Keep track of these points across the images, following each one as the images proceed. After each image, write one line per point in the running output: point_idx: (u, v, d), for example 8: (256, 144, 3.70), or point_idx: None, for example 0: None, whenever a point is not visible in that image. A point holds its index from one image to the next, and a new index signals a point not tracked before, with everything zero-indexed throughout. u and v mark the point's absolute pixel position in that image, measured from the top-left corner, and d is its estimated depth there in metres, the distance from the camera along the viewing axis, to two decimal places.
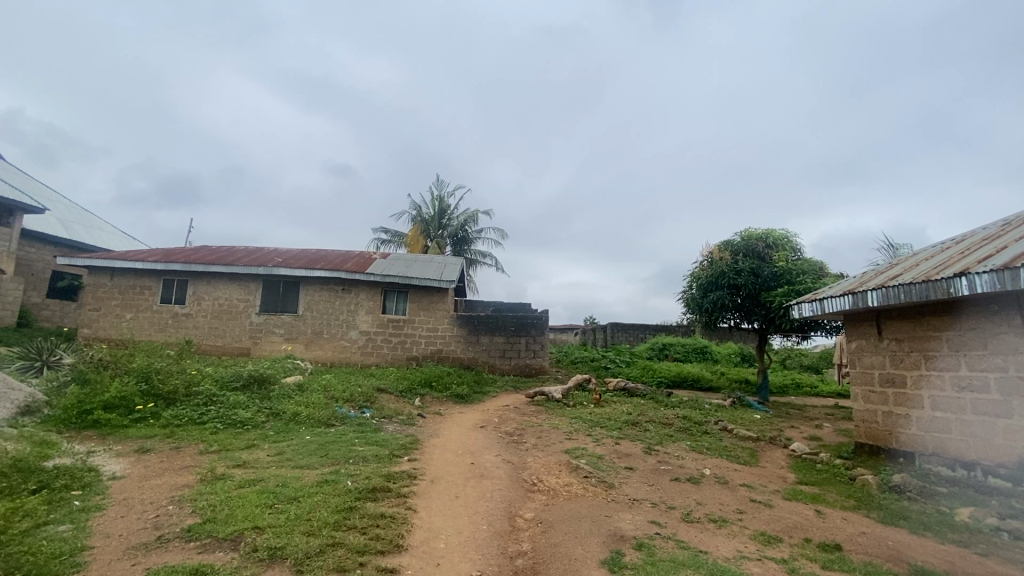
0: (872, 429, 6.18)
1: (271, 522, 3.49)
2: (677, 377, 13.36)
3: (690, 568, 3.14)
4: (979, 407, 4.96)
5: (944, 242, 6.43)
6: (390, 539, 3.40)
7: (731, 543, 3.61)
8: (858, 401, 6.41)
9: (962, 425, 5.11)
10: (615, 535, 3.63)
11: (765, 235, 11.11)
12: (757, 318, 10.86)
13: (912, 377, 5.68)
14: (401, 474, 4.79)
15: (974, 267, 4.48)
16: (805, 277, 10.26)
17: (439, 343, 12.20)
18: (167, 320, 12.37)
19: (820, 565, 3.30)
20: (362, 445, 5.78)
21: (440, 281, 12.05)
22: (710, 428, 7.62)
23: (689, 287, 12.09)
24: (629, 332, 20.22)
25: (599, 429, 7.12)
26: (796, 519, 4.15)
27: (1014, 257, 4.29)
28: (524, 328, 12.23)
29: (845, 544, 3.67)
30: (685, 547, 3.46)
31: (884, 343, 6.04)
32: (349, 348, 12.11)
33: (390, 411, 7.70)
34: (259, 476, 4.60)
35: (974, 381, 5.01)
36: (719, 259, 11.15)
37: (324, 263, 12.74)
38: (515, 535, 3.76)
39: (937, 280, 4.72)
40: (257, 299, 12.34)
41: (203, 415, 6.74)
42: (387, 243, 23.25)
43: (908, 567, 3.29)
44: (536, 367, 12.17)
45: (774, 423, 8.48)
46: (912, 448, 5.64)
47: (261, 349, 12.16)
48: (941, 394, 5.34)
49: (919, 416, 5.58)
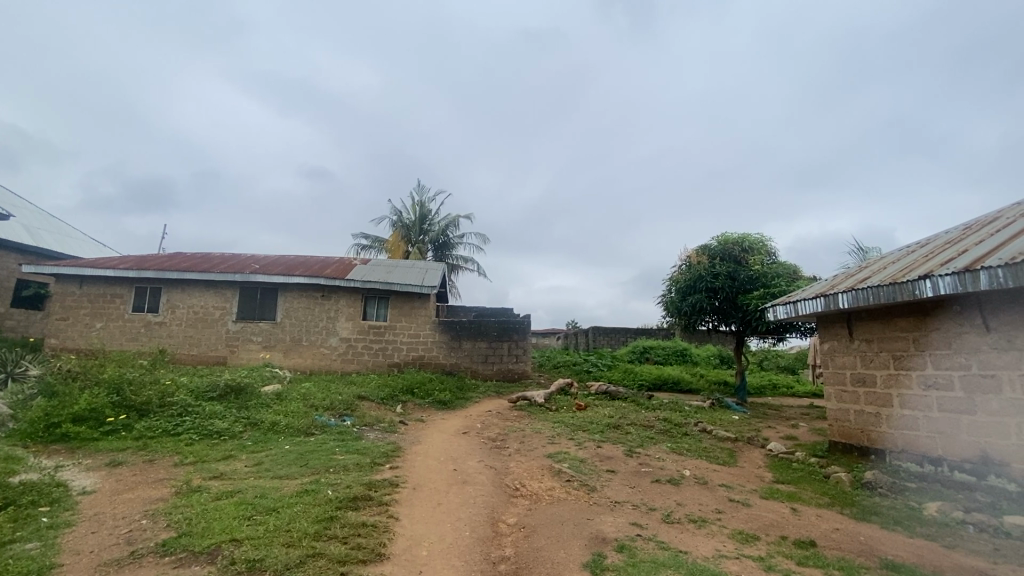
0: (845, 428, 6.36)
1: (249, 533, 3.43)
2: (657, 380, 13.52)
3: (670, 568, 3.18)
4: (944, 404, 5.15)
5: (910, 246, 6.69)
6: (372, 549, 3.37)
7: (710, 542, 3.66)
8: (831, 400, 6.60)
9: (929, 423, 5.30)
10: (596, 537, 3.66)
11: (741, 239, 11.36)
12: (735, 321, 11.10)
13: (882, 376, 5.88)
14: (383, 483, 4.75)
15: (937, 270, 4.68)
16: (780, 281, 10.53)
17: (420, 349, 12.11)
18: (140, 329, 12.05)
19: (795, 561, 3.39)
20: (343, 454, 5.72)
21: (422, 287, 12.00)
22: (690, 429, 7.76)
23: (669, 291, 12.25)
24: (611, 335, 20.42)
25: (581, 433, 7.17)
26: (772, 518, 4.23)
27: (974, 260, 4.49)
28: (507, 333, 12.21)
29: (821, 541, 3.75)
30: (666, 548, 3.50)
31: (855, 343, 6.24)
32: (330, 355, 11.98)
33: (371, 418, 7.62)
34: (237, 488, 4.52)
35: (939, 380, 5.21)
36: (697, 263, 11.34)
37: (302, 269, 12.58)
38: (498, 541, 3.76)
39: (903, 283, 4.92)
40: (234, 307, 12.12)
41: (177, 427, 6.58)
42: (367, 249, 23.03)
43: (880, 562, 3.38)
44: (518, 372, 12.17)
45: (752, 424, 8.65)
46: (883, 445, 5.82)
47: (238, 358, 11.94)
48: (910, 393, 5.53)
49: (888, 415, 5.77)
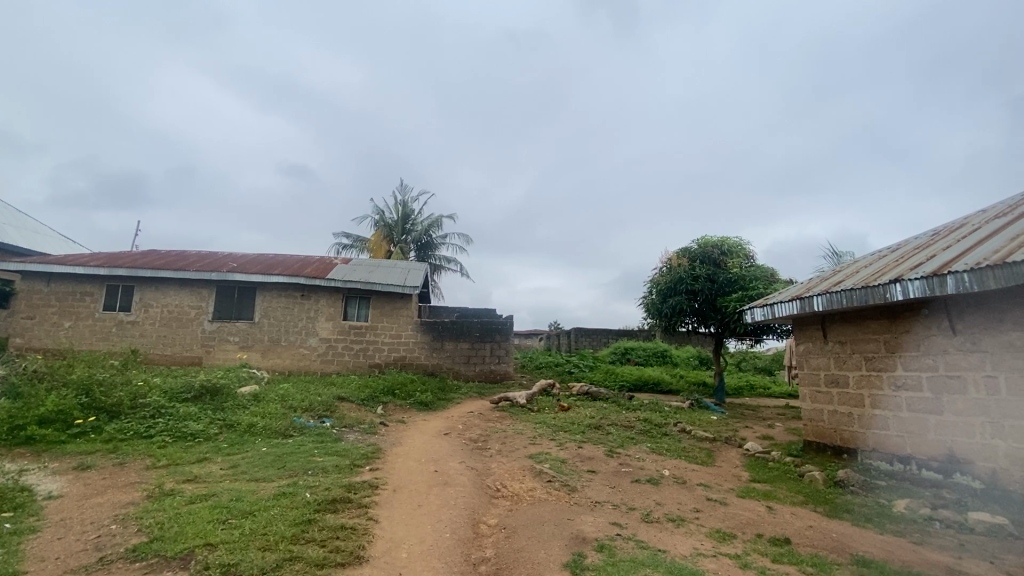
0: (819, 428, 6.51)
1: (224, 538, 3.36)
2: (638, 381, 13.65)
3: (649, 567, 3.21)
4: (913, 405, 5.31)
5: (881, 250, 6.89)
6: (351, 551, 3.32)
7: (688, 541, 3.71)
8: (806, 400, 6.74)
9: (898, 422, 5.46)
10: (577, 537, 3.67)
11: (720, 242, 11.54)
12: (714, 323, 11.26)
13: (854, 377, 6.04)
14: (362, 485, 4.69)
15: (907, 274, 4.83)
16: (758, 283, 10.74)
17: (402, 350, 12.01)
18: (111, 329, 11.70)
19: (770, 558, 3.45)
20: (322, 456, 5.64)
21: (404, 287, 11.90)
22: (670, 430, 7.85)
23: (650, 293, 12.39)
24: (593, 336, 20.54)
25: (563, 433, 7.20)
26: (749, 516, 4.31)
27: (942, 265, 4.65)
28: (489, 334, 12.19)
29: (795, 538, 3.84)
30: (645, 547, 3.54)
31: (829, 345, 6.39)
32: (309, 356, 11.81)
33: (351, 420, 7.53)
34: (212, 491, 4.42)
35: (908, 381, 5.37)
36: (677, 265, 11.51)
37: (281, 268, 12.38)
38: (479, 542, 3.75)
39: (875, 287, 5.07)
40: (210, 306, 11.85)
41: (150, 429, 6.40)
42: (348, 249, 22.77)
43: (851, 558, 3.47)
44: (500, 373, 12.15)
45: (730, 424, 8.79)
46: (856, 444, 5.98)
47: (214, 358, 11.68)
48: (881, 394, 5.69)
49: (861, 415, 5.92)
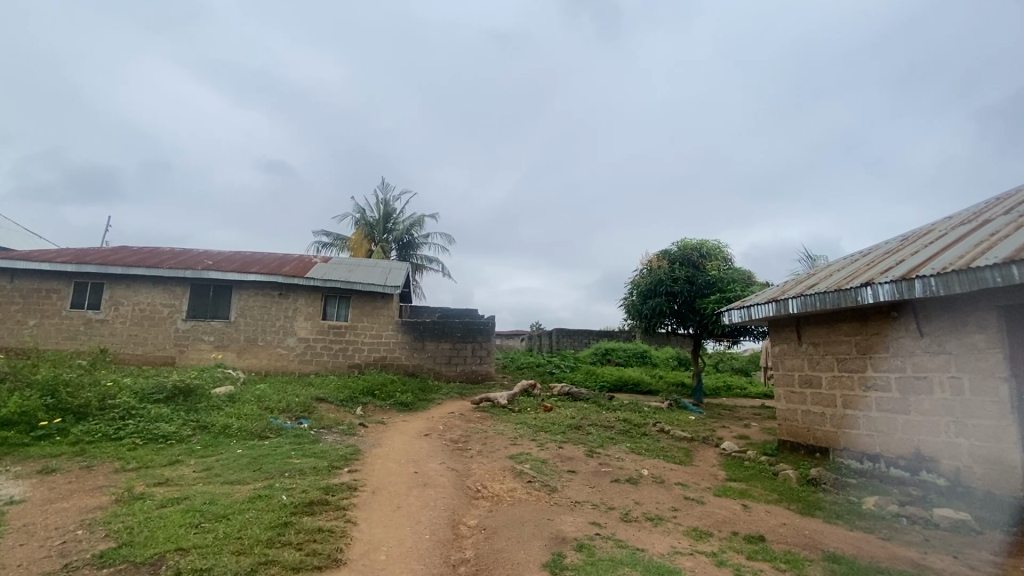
0: (793, 428, 6.66)
1: (196, 542, 3.28)
2: (618, 381, 13.77)
3: (627, 566, 3.24)
4: (882, 405, 5.47)
5: (854, 255, 7.08)
6: (328, 554, 3.28)
7: (666, 540, 3.76)
8: (781, 401, 6.89)
9: (868, 422, 5.62)
10: (556, 537, 3.69)
11: (699, 245, 11.73)
12: (692, 324, 11.43)
13: (827, 378, 6.19)
14: (340, 487, 4.63)
15: (877, 278, 4.98)
16: (735, 285, 10.95)
17: (382, 350, 11.90)
18: (78, 327, 11.33)
19: (745, 556, 3.52)
20: (299, 458, 5.55)
21: (385, 287, 11.78)
22: (649, 430, 7.94)
23: (630, 294, 12.52)
24: (574, 337, 20.66)
25: (544, 434, 7.23)
26: (725, 514, 4.39)
27: (910, 269, 4.80)
28: (471, 334, 12.15)
29: (769, 535, 3.92)
30: (623, 546, 3.58)
31: (803, 347, 6.54)
32: (287, 356, 11.61)
33: (330, 421, 7.43)
34: (184, 494, 4.30)
35: (878, 381, 5.54)
36: (658, 267, 11.66)
37: (259, 267, 12.14)
38: (458, 543, 3.74)
39: (847, 290, 5.21)
40: (184, 304, 11.56)
41: (119, 431, 6.21)
42: (328, 247, 22.47)
43: (822, 554, 3.56)
44: (481, 373, 12.12)
45: (708, 424, 8.93)
46: (828, 443, 6.14)
47: (187, 358, 11.40)
48: (852, 394, 5.85)
49: (833, 414, 6.08)
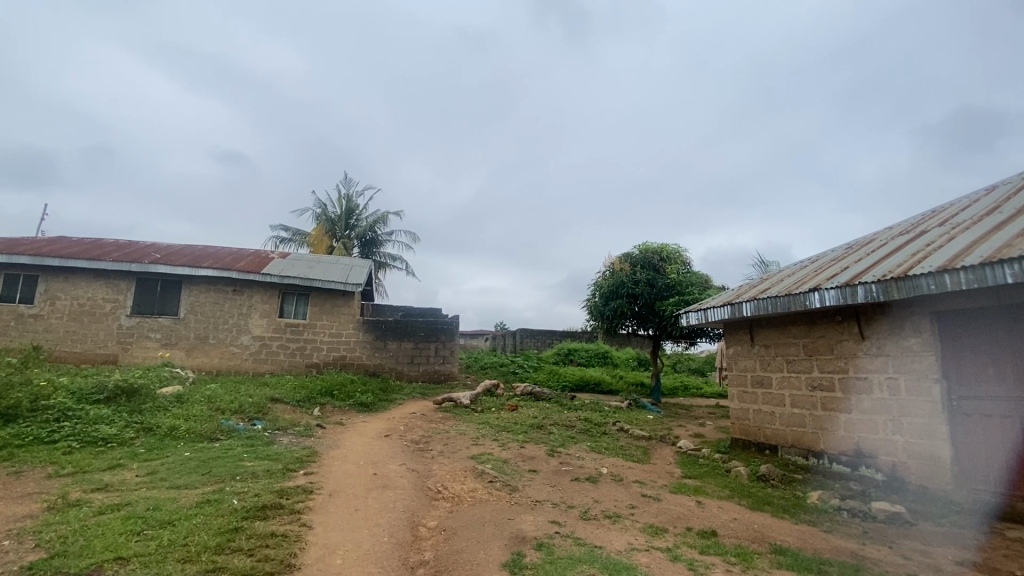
0: (745, 426, 6.93)
1: (138, 550, 3.11)
2: (580, 382, 13.95)
3: (586, 563, 3.29)
4: (827, 404, 5.77)
5: (803, 261, 7.44)
6: (281, 560, 3.18)
7: (623, 536, 3.84)
8: (734, 400, 7.16)
9: (814, 420, 5.91)
10: (516, 537, 3.70)
11: (660, 249, 12.03)
12: (652, 326, 11.71)
13: (776, 378, 6.47)
14: (295, 490, 4.50)
15: (824, 284, 5.25)
16: (693, 289, 11.29)
17: (342, 349, 11.62)
18: (8, 323, 10.54)
19: (698, 550, 3.63)
20: (251, 460, 5.35)
21: (346, 285, 11.50)
22: (608, 429, 8.08)
23: (593, 295, 12.71)
24: (537, 337, 20.80)
25: (506, 434, 7.24)
26: (680, 510, 4.52)
27: (853, 276, 5.09)
28: (434, 334, 12.03)
29: (721, 530, 4.07)
30: (582, 544, 3.63)
31: (755, 348, 6.82)
32: (240, 355, 11.18)
33: (285, 422, 7.19)
34: (125, 500, 4.07)
35: (823, 382, 5.83)
36: (620, 270, 11.89)
37: (211, 261, 11.64)
38: (417, 545, 3.69)
39: (796, 295, 5.47)
40: (129, 300, 10.95)
41: (53, 433, 5.82)
42: (286, 243, 21.77)
43: (769, 547, 3.72)
44: (444, 373, 12.02)
45: (665, 423, 9.17)
46: (777, 441, 6.41)
47: (132, 356, 10.81)
48: (800, 394, 6.13)
49: (782, 413, 6.36)
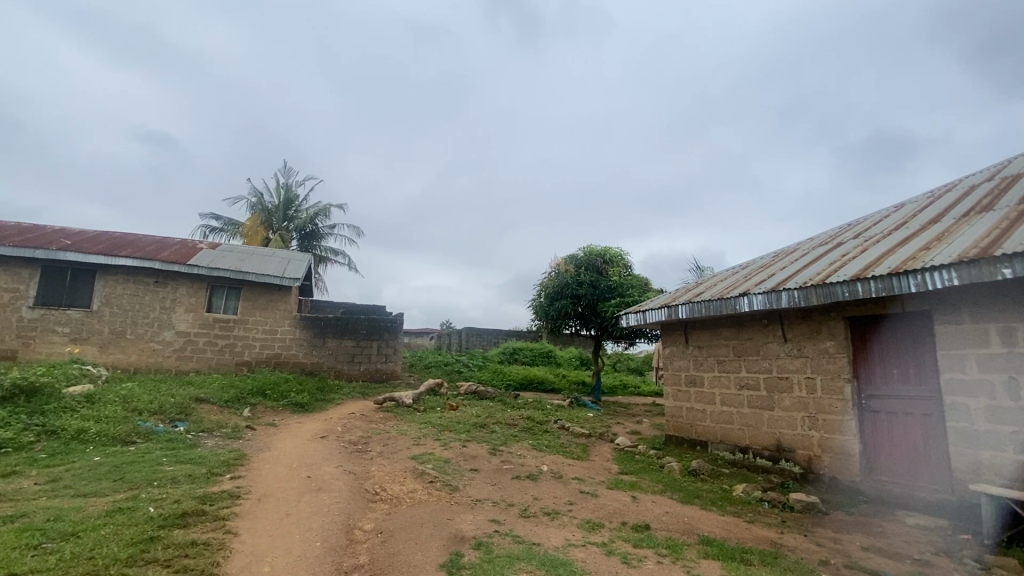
0: (678, 423, 7.25)
1: (33, 566, 2.81)
2: (524, 381, 14.07)
3: (524, 561, 3.32)
4: (753, 402, 6.14)
5: (735, 267, 7.89)
6: (202, 570, 2.97)
7: (561, 533, 3.91)
8: (669, 399, 7.46)
9: (741, 417, 6.27)
10: (454, 537, 3.67)
11: (603, 252, 12.35)
12: (594, 327, 12.00)
13: (708, 378, 6.81)
14: (220, 495, 4.24)
15: (752, 289, 5.59)
16: (634, 291, 11.69)
17: (277, 347, 11.07)
18: None
19: (632, 544, 3.76)
20: (172, 465, 4.98)
21: (282, 280, 10.93)
22: (550, 427, 8.20)
23: (538, 295, 12.86)
24: (482, 336, 20.78)
25: (448, 433, 7.17)
26: (616, 506, 4.66)
27: (778, 282, 5.45)
28: (376, 332, 11.72)
29: (653, 523, 4.23)
30: (520, 542, 3.65)
31: (689, 349, 7.15)
32: (162, 352, 10.40)
33: (212, 423, 6.76)
34: (20, 511, 3.67)
35: (750, 381, 6.20)
36: (564, 271, 12.10)
37: (131, 250, 10.74)
38: (352, 549, 3.58)
39: (727, 299, 5.79)
40: (31, 290, 9.91)
41: None
42: (217, 233, 20.48)
43: (697, 538, 3.91)
44: (386, 372, 11.73)
45: (604, 421, 9.43)
46: (707, 437, 6.75)
47: (34, 352, 9.81)
48: (729, 393, 6.48)
49: (712, 411, 6.70)
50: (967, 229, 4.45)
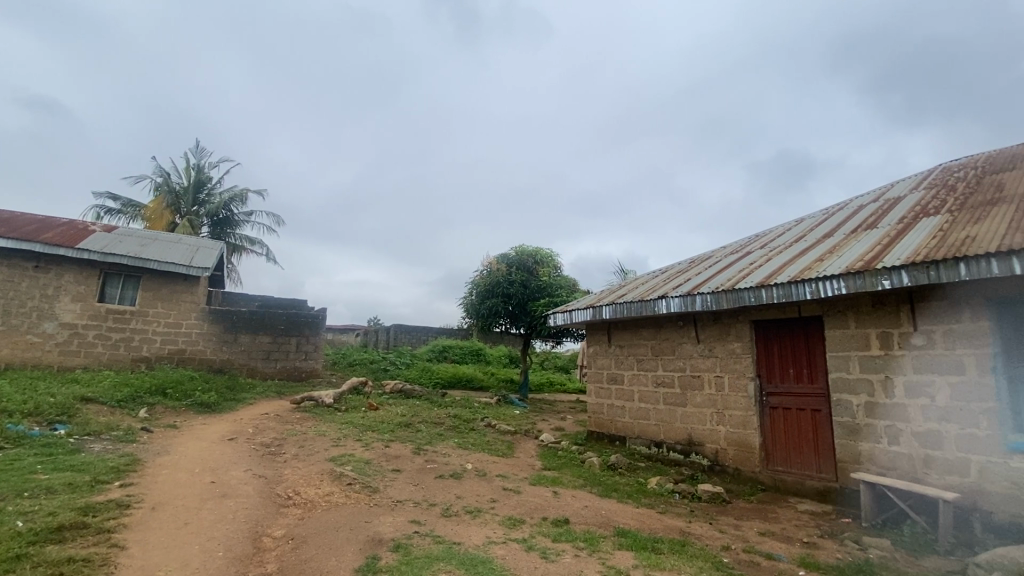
0: (599, 419, 7.51)
1: None
2: (452, 379, 13.96)
3: (443, 561, 3.28)
4: (668, 399, 6.49)
5: (656, 272, 8.31)
6: None
7: (482, 531, 3.91)
8: (591, 396, 7.71)
9: (657, 413, 6.61)
10: (372, 540, 3.56)
11: (535, 252, 12.52)
12: (523, 325, 12.16)
13: (628, 376, 7.12)
14: (107, 505, 3.82)
15: (670, 292, 5.92)
16: (562, 292, 11.96)
17: (181, 342, 10.17)
18: None
19: (551, 539, 3.84)
20: (47, 472, 4.42)
21: (189, 269, 10.01)
22: (476, 425, 8.19)
23: (469, 293, 12.81)
24: (410, 334, 20.38)
25: (370, 433, 6.95)
26: (537, 501, 4.74)
27: (693, 287, 5.81)
28: (296, 327, 11.11)
29: (572, 518, 4.35)
30: (440, 542, 3.61)
31: (612, 348, 7.43)
32: (40, 346, 9.27)
33: (100, 425, 6.08)
34: None
35: (666, 379, 6.55)
36: (496, 269, 12.14)
37: (4, 229, 9.41)
38: (259, 557, 3.36)
39: (647, 301, 6.09)
40: None
41: None
42: (114, 214, 18.47)
43: (613, 530, 4.07)
44: (306, 370, 11.15)
45: (530, 418, 9.57)
46: (626, 432, 7.06)
47: None
48: (647, 390, 6.81)
49: (631, 407, 7.01)
50: (854, 244, 4.98)
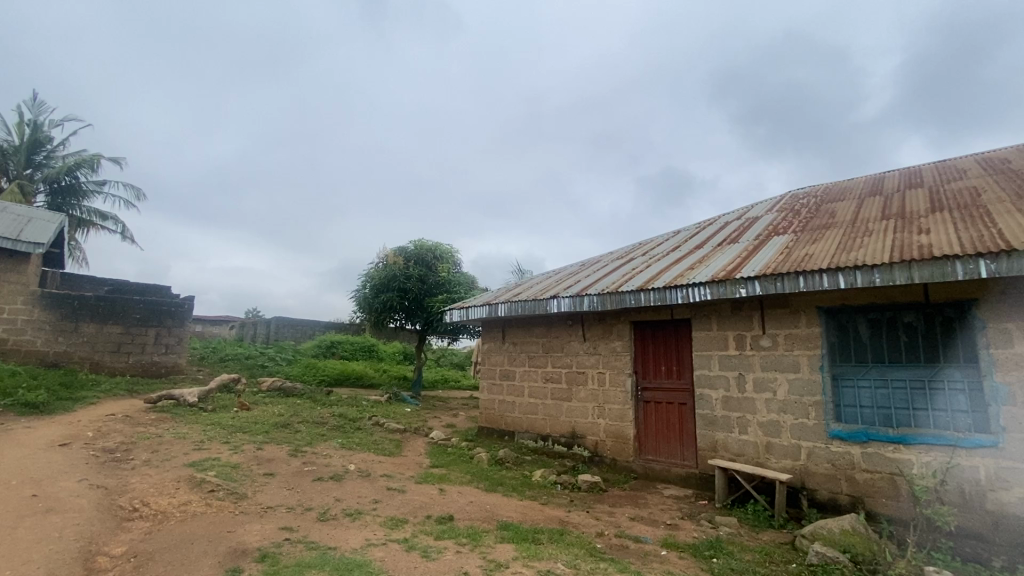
0: (490, 415, 7.61)
1: None
2: (340, 376, 13.28)
3: (315, 568, 3.09)
4: (555, 394, 6.76)
5: (550, 272, 8.62)
6: None
7: (361, 533, 3.76)
8: (483, 391, 7.79)
9: (544, 408, 6.86)
10: (235, 551, 3.25)
11: (434, 247, 12.31)
12: (419, 321, 11.94)
13: (519, 372, 7.29)
14: None
15: (561, 293, 6.18)
16: (460, 288, 11.93)
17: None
18: None
19: (433, 537, 3.79)
20: None
21: (14, 244, 8.40)
22: (363, 424, 7.86)
23: (363, 286, 12.28)
24: (296, 327, 19.04)
25: (241, 435, 6.36)
26: (422, 500, 4.67)
27: (582, 288, 6.12)
28: (155, 317, 9.81)
29: (457, 514, 4.34)
30: (314, 548, 3.40)
31: (505, 345, 7.57)
32: None
33: None
34: None
35: (554, 375, 6.82)
36: (393, 263, 11.76)
37: None
38: None
39: (540, 300, 6.29)
40: None
41: None
42: None
43: (496, 524, 4.13)
44: (166, 366, 9.88)
45: (421, 415, 9.42)
46: (515, 427, 7.23)
47: None
48: (536, 386, 7.03)
49: (521, 402, 7.19)
50: (719, 256, 5.58)
